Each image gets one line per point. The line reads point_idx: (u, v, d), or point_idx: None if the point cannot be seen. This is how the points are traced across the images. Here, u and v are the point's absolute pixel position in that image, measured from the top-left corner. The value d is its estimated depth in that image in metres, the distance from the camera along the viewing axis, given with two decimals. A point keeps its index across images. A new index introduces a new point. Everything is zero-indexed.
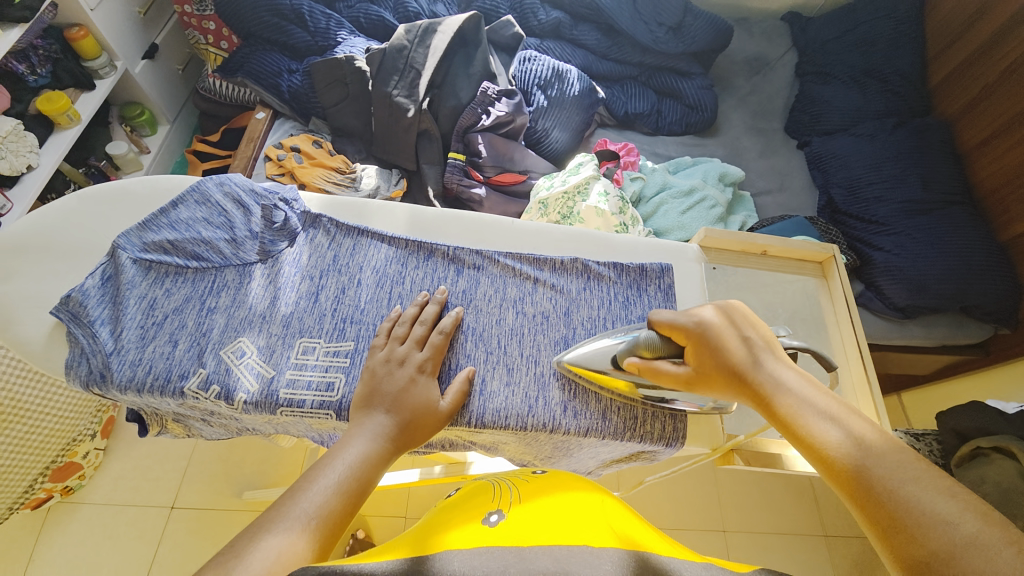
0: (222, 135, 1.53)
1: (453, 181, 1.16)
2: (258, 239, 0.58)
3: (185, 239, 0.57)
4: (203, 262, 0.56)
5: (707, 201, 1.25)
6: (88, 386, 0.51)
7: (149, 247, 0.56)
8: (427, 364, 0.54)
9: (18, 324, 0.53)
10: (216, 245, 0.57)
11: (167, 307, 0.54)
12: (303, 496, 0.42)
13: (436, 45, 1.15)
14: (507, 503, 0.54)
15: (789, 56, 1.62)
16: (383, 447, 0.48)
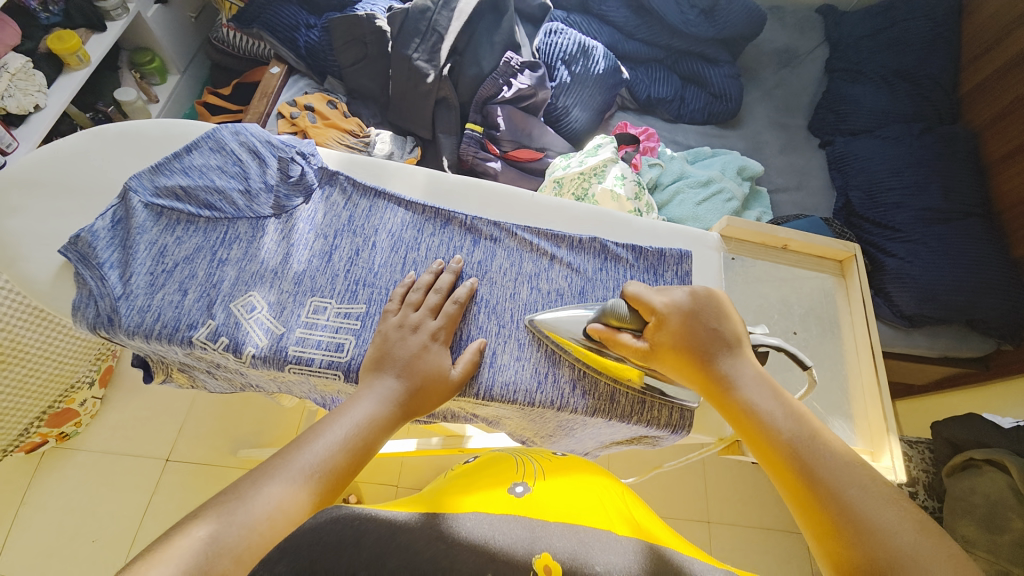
0: (233, 89, 1.50)
1: (469, 153, 1.13)
2: (273, 192, 0.57)
3: (198, 186, 0.55)
4: (216, 212, 0.55)
5: (723, 193, 1.23)
6: (95, 330, 0.50)
7: (161, 192, 0.54)
8: (441, 333, 0.53)
9: (25, 261, 0.51)
10: (229, 195, 0.56)
11: (178, 255, 0.53)
12: (309, 447, 0.44)
13: (462, 9, 1.11)
14: (532, 477, 0.60)
15: (820, 50, 1.58)
16: (390, 411, 0.48)
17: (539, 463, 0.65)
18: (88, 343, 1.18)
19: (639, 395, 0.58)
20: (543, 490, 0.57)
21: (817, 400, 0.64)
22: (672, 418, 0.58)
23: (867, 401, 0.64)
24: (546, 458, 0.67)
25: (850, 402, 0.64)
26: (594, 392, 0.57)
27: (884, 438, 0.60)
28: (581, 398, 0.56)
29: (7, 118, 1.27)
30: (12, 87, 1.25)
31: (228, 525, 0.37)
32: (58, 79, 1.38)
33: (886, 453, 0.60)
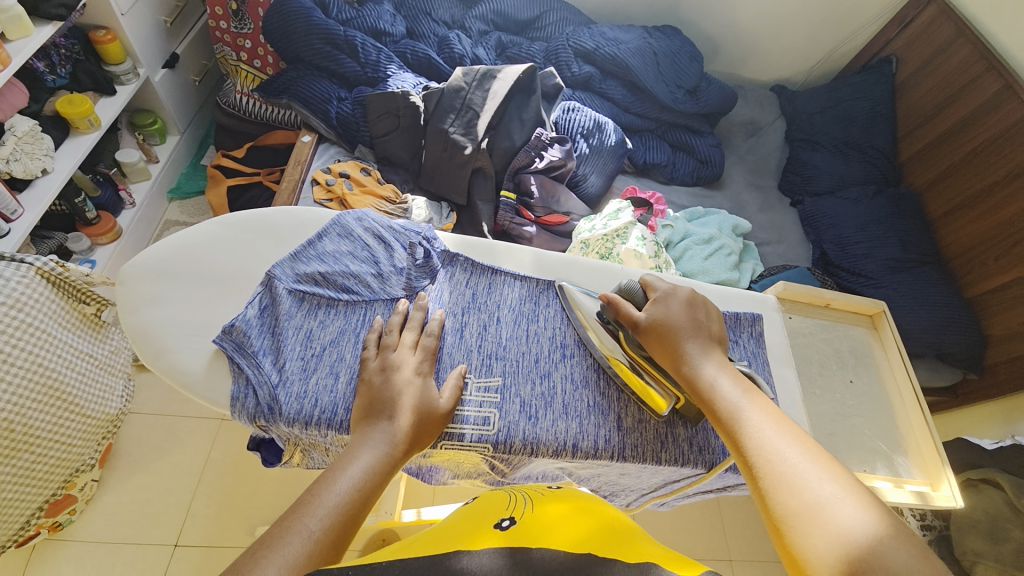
0: (248, 152, 1.51)
1: (505, 219, 1.22)
2: (403, 274, 0.65)
3: (335, 271, 0.64)
4: (353, 295, 0.63)
5: (724, 249, 1.37)
6: (253, 418, 0.57)
7: (302, 278, 0.63)
8: (423, 365, 0.58)
9: (173, 352, 0.61)
10: (363, 279, 0.64)
11: (323, 340, 0.60)
12: (328, 489, 0.45)
13: (495, 90, 1.23)
14: (520, 512, 0.52)
15: (779, 123, 1.84)
16: (394, 451, 0.51)
17: (533, 498, 0.56)
18: (97, 422, 1.11)
19: None
20: (533, 524, 0.49)
21: (883, 439, 0.75)
22: None
23: (918, 437, 0.76)
24: (542, 493, 0.58)
25: (904, 437, 0.76)
26: (708, 447, 0.64)
27: (937, 466, 0.73)
28: (699, 453, 0.63)
29: (13, 183, 1.22)
30: (18, 151, 1.21)
31: (267, 570, 0.38)
32: (65, 142, 1.34)
33: (942, 480, 0.72)
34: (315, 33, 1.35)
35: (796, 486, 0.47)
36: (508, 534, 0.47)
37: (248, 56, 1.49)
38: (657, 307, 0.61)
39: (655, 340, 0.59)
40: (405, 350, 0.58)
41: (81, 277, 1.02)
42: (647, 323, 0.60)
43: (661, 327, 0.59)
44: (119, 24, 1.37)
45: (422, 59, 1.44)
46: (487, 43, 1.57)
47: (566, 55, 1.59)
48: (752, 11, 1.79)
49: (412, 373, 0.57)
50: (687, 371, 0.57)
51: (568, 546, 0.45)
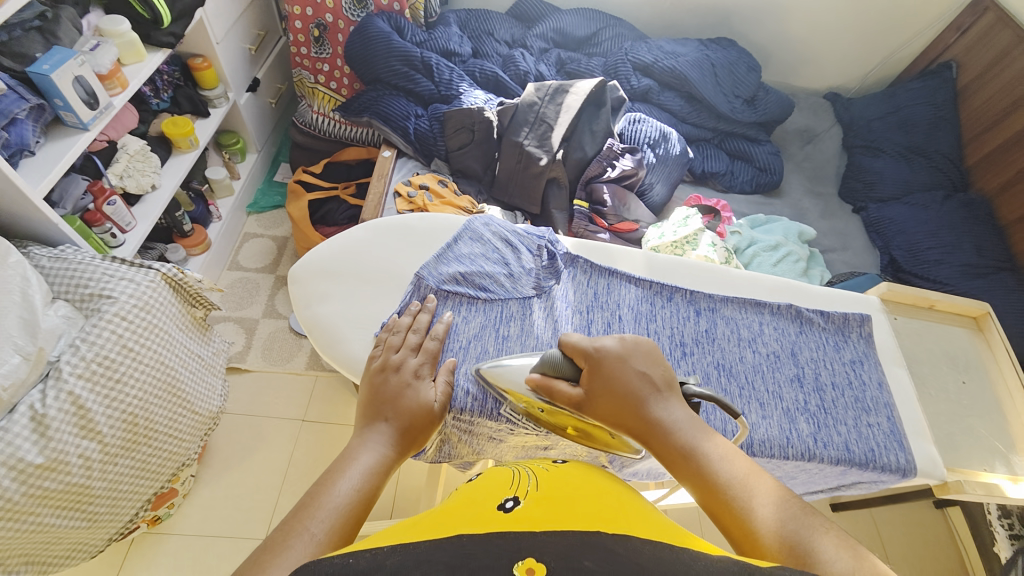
0: (325, 168, 1.61)
1: (579, 227, 1.26)
2: (533, 275, 0.71)
3: (473, 272, 0.70)
4: (490, 294, 0.69)
5: (792, 255, 1.37)
6: None
7: (446, 278, 0.70)
8: (423, 368, 0.61)
9: (345, 342, 0.68)
10: (498, 279, 0.70)
11: (468, 334, 0.66)
12: (328, 492, 0.46)
13: (568, 103, 1.29)
14: (525, 492, 0.49)
15: (835, 130, 1.83)
16: (390, 451, 0.53)
17: (537, 474, 0.54)
18: (201, 420, 1.17)
19: (866, 444, 0.63)
20: (539, 504, 0.47)
21: (996, 437, 0.75)
22: (898, 462, 0.63)
23: None
24: (545, 469, 0.56)
25: (1017, 437, 0.76)
26: (831, 443, 0.63)
27: None
28: (824, 449, 0.62)
29: (127, 198, 1.35)
30: (131, 168, 1.33)
31: None
32: (169, 160, 1.46)
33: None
34: (394, 55, 1.44)
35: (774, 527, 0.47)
36: (515, 514, 0.44)
37: (324, 79, 1.60)
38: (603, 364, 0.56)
39: (602, 398, 0.55)
40: (407, 352, 0.62)
41: (195, 283, 1.11)
42: (593, 388, 0.56)
43: (609, 389, 0.55)
44: (214, 52, 1.49)
45: (490, 77, 1.52)
46: (548, 60, 1.65)
47: (626, 69, 1.64)
48: (807, 20, 1.80)
49: (412, 376, 0.60)
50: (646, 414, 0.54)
51: (567, 522, 0.43)
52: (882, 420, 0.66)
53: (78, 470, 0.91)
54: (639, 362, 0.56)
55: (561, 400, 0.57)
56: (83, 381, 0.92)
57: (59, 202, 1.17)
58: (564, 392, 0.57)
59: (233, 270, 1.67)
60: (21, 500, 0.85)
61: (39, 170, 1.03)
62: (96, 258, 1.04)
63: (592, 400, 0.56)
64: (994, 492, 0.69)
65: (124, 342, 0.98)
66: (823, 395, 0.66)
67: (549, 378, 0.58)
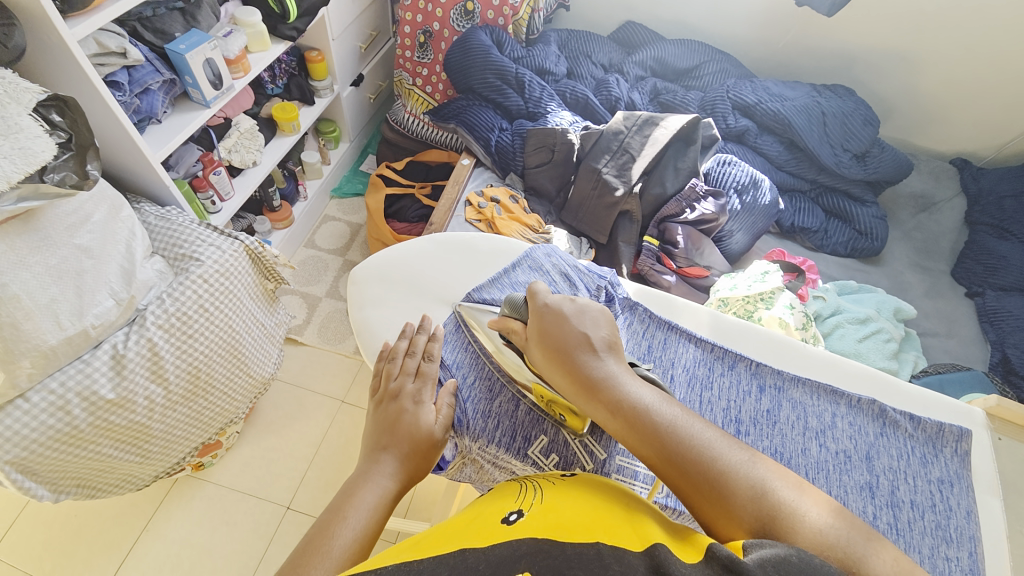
0: (406, 165, 1.68)
1: (646, 264, 1.20)
2: None
3: None
4: None
5: (883, 333, 1.23)
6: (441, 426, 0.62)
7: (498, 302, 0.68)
8: (423, 394, 0.58)
9: None
10: None
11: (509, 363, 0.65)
12: (331, 537, 0.43)
13: (655, 136, 1.24)
14: (530, 504, 0.45)
15: (958, 200, 1.62)
16: (393, 483, 0.50)
17: (544, 486, 0.48)
18: (253, 383, 1.25)
19: None
20: (544, 515, 0.42)
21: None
22: None
23: None
24: (553, 481, 0.50)
25: None
26: None
27: None
28: None
29: (231, 170, 1.48)
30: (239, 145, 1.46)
31: None
32: (272, 141, 1.59)
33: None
34: (491, 67, 1.47)
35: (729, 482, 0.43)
36: (517, 527, 0.40)
37: (421, 82, 1.67)
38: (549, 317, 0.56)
39: (548, 350, 0.54)
40: (405, 378, 0.59)
41: (271, 257, 1.19)
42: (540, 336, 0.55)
43: (555, 342, 0.54)
44: (328, 47, 1.61)
45: (580, 99, 1.50)
46: (643, 88, 1.61)
47: (724, 107, 1.56)
48: (944, 77, 1.62)
49: (411, 402, 0.57)
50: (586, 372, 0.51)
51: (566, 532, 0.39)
52: (963, 555, 0.56)
53: (141, 410, 1.00)
54: (582, 319, 0.55)
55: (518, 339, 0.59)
56: (162, 330, 1.01)
57: (174, 166, 1.28)
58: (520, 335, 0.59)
59: (308, 247, 1.78)
60: (87, 429, 0.94)
61: (162, 138, 1.16)
62: (194, 223, 1.15)
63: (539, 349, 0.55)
64: None
65: (202, 302, 1.06)
66: (897, 514, 0.57)
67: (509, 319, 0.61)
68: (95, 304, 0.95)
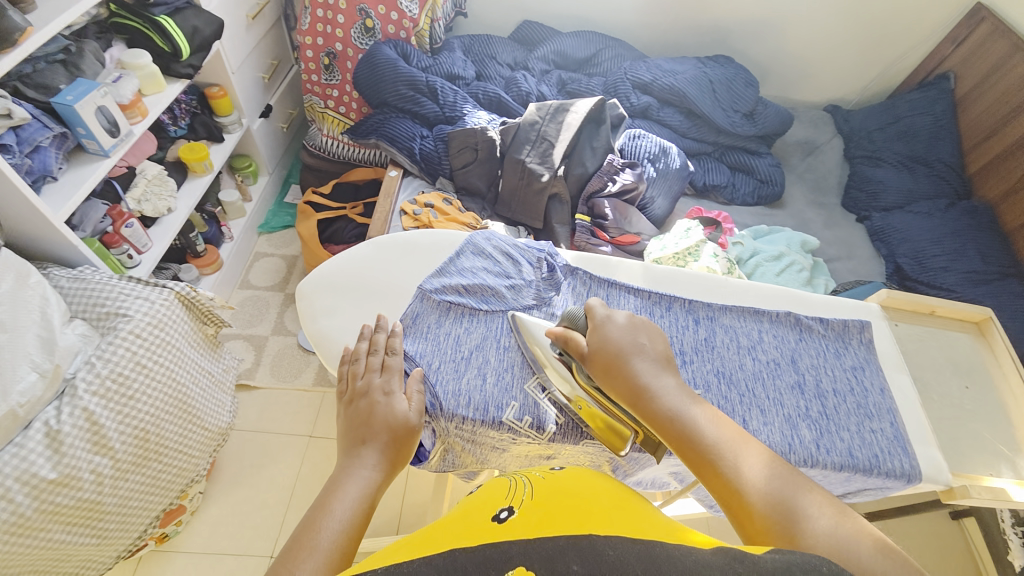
0: (333, 188, 1.66)
1: (581, 240, 1.27)
2: (534, 286, 0.72)
3: (475, 283, 0.72)
4: (491, 305, 0.71)
5: (795, 265, 1.39)
6: None
7: (448, 289, 0.72)
8: (391, 384, 0.60)
9: None
10: (499, 290, 0.72)
11: (470, 344, 0.68)
12: (321, 527, 0.45)
13: (568, 121, 1.32)
14: (520, 500, 0.47)
15: (835, 141, 1.85)
16: (376, 473, 0.52)
17: (535, 482, 0.51)
18: (210, 435, 1.18)
19: (869, 449, 0.63)
20: (535, 510, 0.44)
21: (1000, 440, 0.74)
22: (904, 468, 0.62)
23: None
24: (541, 476, 0.52)
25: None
26: (834, 448, 0.62)
27: None
28: (827, 454, 0.61)
29: (143, 220, 1.40)
30: (149, 193, 1.39)
31: None
32: (184, 184, 1.52)
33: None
34: (401, 79, 1.49)
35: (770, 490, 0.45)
36: (509, 525, 0.41)
37: (333, 103, 1.66)
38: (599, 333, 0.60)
39: (601, 361, 0.58)
40: (371, 375, 0.61)
41: (207, 301, 1.14)
42: (594, 349, 0.59)
43: (607, 358, 0.58)
44: (230, 82, 1.56)
45: (493, 98, 1.57)
46: (549, 80, 1.70)
47: (625, 88, 1.68)
48: (803, 37, 1.84)
49: (382, 394, 0.59)
50: (636, 386, 0.55)
51: (560, 529, 0.39)
52: (885, 425, 0.65)
53: (89, 485, 0.93)
54: (637, 335, 0.59)
55: (573, 348, 0.61)
56: (98, 397, 0.94)
57: (79, 226, 1.19)
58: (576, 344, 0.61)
59: (244, 288, 1.71)
60: (33, 516, 0.86)
61: (60, 196, 1.08)
62: (113, 278, 1.07)
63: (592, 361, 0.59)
64: (1001, 497, 0.67)
65: (138, 359, 1.00)
66: (825, 402, 0.66)
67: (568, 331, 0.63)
68: (17, 380, 0.87)
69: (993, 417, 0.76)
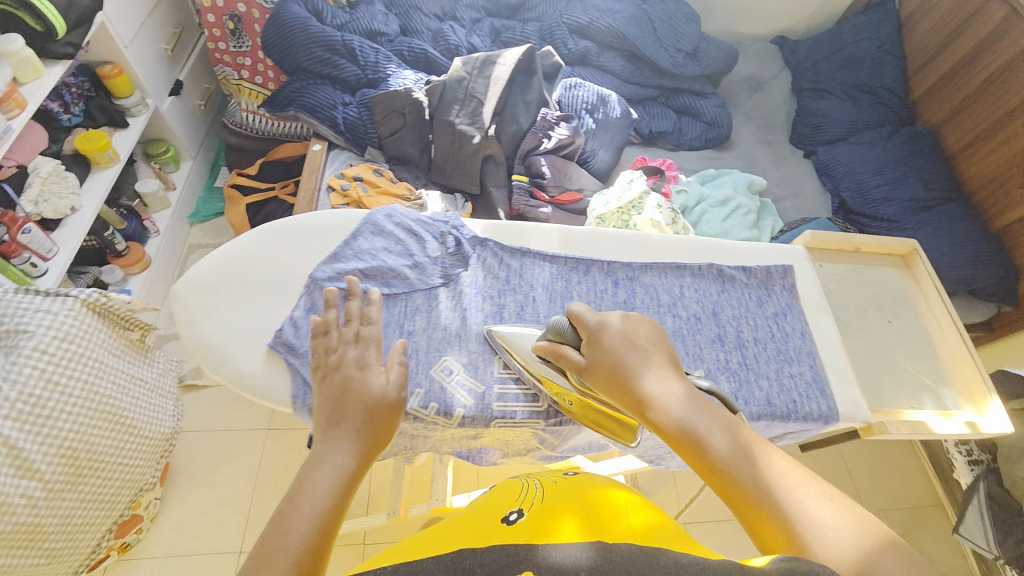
0: (261, 169, 1.53)
1: (520, 203, 1.23)
2: (439, 263, 0.69)
3: (375, 266, 0.68)
4: (392, 289, 0.67)
5: (741, 209, 1.37)
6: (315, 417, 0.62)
7: (345, 276, 0.68)
8: (357, 359, 0.58)
9: (237, 359, 0.66)
10: (401, 271, 0.68)
11: None
12: (292, 527, 0.43)
13: (497, 75, 1.23)
14: (530, 502, 0.48)
15: (783, 75, 1.80)
16: (350, 459, 0.50)
17: (546, 486, 0.52)
18: (154, 443, 1.14)
19: (789, 395, 0.63)
20: (543, 514, 0.45)
21: (925, 372, 0.77)
22: (823, 410, 0.63)
23: (961, 366, 0.77)
24: (554, 480, 0.54)
25: (946, 369, 0.77)
26: (752, 398, 0.62)
27: (983, 394, 0.74)
28: (745, 405, 0.61)
29: (45, 224, 1.27)
30: (46, 192, 1.26)
31: None
32: (88, 178, 1.38)
33: (987, 405, 0.74)
34: (314, 39, 1.36)
35: (788, 509, 0.43)
36: (518, 527, 0.43)
37: (248, 73, 1.52)
38: (593, 342, 0.57)
39: (600, 369, 0.55)
40: (345, 346, 0.59)
41: (124, 306, 1.05)
42: (591, 358, 0.56)
43: (606, 369, 0.55)
44: (123, 57, 1.40)
45: (418, 54, 1.45)
46: (480, 30, 1.58)
47: (561, 32, 1.58)
48: None
49: (356, 366, 0.57)
50: (639, 395, 0.53)
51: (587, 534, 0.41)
52: (804, 369, 0.65)
53: (23, 509, 0.90)
54: (634, 343, 0.56)
55: (567, 364, 0.58)
56: (9, 421, 0.88)
57: None
58: (569, 358, 0.58)
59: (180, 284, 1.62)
60: None
61: None
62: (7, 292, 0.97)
63: (592, 370, 0.56)
64: (919, 429, 0.69)
65: (49, 377, 0.93)
66: (745, 352, 0.65)
67: (556, 344, 0.59)
68: None
69: (916, 349, 0.78)
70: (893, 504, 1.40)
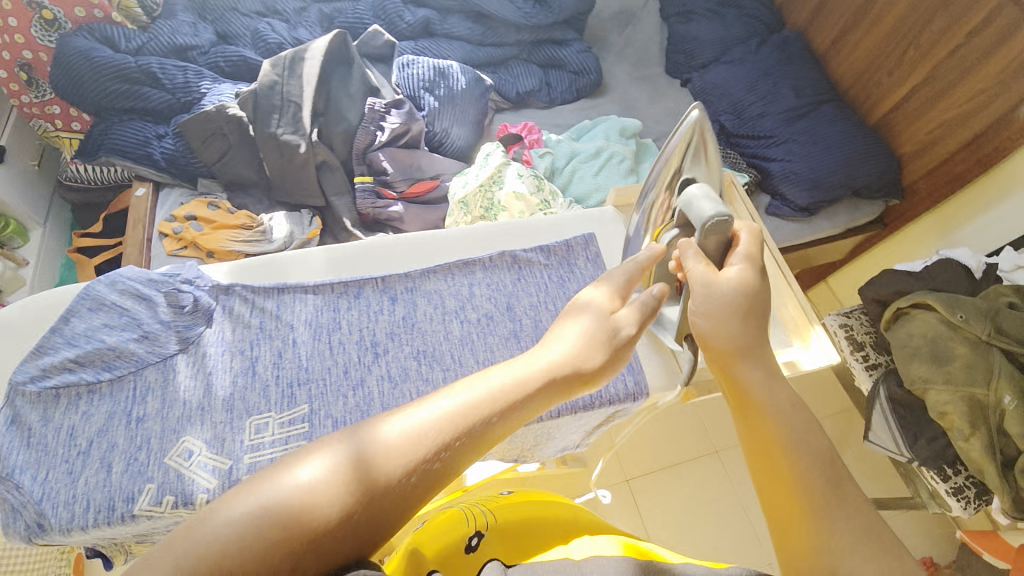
0: (104, 224, 1.37)
1: (367, 206, 1.15)
2: (171, 328, 0.72)
3: (91, 350, 0.69)
4: (117, 372, 0.69)
5: (616, 157, 1.30)
6: (29, 540, 0.62)
7: (53, 372, 0.68)
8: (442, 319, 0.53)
9: None
10: (126, 347, 0.70)
11: (89, 432, 0.65)
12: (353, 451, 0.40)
13: (308, 72, 1.13)
14: (482, 521, 0.48)
15: (652, 2, 1.69)
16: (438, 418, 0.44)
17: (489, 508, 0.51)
18: None
19: None
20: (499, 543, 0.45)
21: None
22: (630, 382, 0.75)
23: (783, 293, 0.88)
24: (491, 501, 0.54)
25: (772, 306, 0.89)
26: None
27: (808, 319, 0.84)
28: None
29: None
30: None
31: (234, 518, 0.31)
32: None
33: (811, 336, 0.83)
34: (105, 73, 1.21)
35: (828, 496, 0.37)
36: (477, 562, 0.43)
37: (64, 122, 1.32)
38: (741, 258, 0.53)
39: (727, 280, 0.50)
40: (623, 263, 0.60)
41: None
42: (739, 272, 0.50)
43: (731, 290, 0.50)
44: None
45: (237, 63, 1.31)
46: (308, 20, 1.41)
47: (395, 5, 1.45)
48: None
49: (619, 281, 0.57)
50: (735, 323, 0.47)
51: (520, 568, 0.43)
52: None
53: None
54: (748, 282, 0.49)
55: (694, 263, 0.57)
56: None
57: None
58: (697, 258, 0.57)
59: None
60: None
61: None
62: None
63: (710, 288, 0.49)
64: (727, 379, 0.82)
65: None
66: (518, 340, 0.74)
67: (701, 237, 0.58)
68: None
69: None
70: (819, 421, 1.39)
